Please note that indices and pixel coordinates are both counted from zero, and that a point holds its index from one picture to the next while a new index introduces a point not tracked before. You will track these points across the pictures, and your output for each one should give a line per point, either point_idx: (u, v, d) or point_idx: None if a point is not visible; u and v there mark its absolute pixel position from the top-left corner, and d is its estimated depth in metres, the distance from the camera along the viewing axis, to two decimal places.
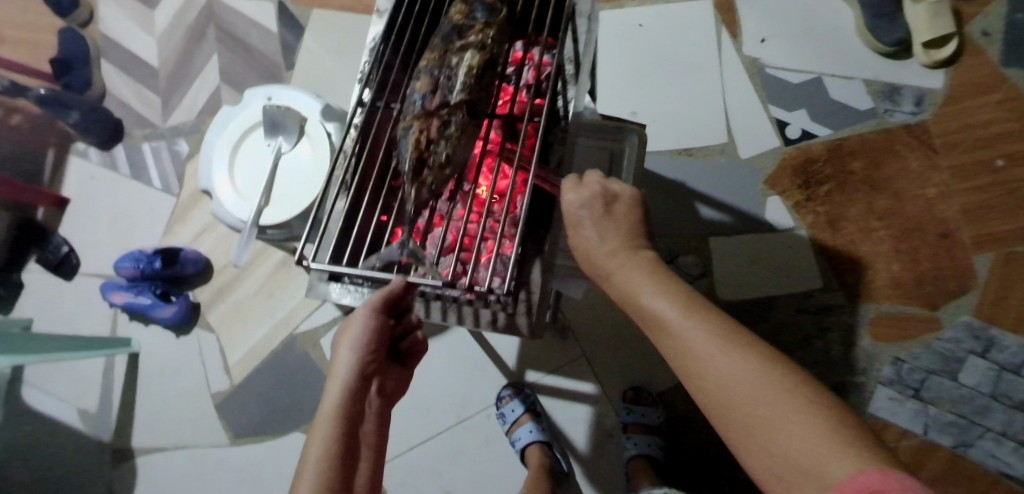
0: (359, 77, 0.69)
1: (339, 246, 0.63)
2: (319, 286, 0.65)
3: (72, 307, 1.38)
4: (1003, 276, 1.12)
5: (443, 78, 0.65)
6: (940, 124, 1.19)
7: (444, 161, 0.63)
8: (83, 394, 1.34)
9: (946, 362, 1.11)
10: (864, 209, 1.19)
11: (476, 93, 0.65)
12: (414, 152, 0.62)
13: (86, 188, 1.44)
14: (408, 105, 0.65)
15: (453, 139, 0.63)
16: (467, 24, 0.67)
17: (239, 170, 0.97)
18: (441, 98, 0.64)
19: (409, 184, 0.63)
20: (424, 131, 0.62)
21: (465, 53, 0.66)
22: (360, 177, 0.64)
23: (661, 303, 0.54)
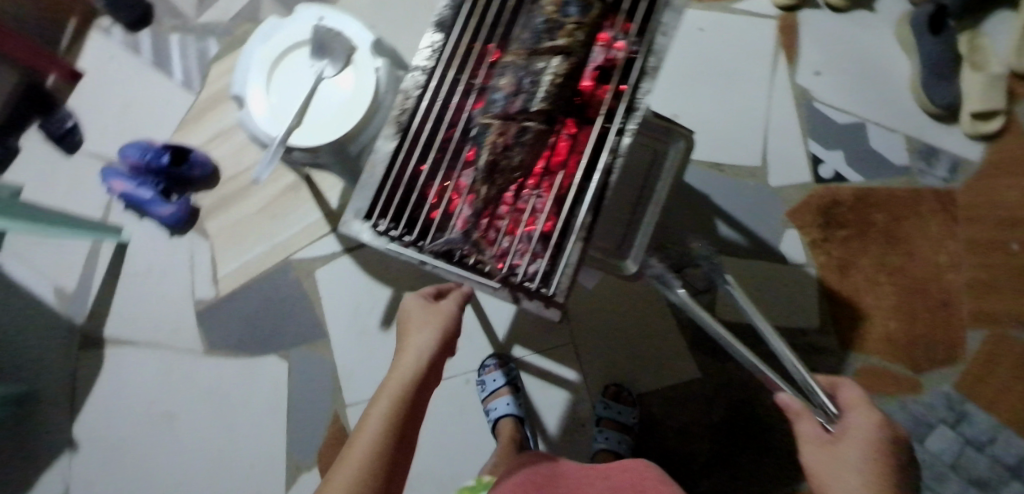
0: (434, 21, 0.66)
1: (385, 203, 0.63)
2: (354, 223, 0.63)
3: (67, 183, 1.33)
4: (990, 354, 1.15)
5: (527, 81, 0.62)
6: (967, 195, 1.20)
7: (515, 167, 0.62)
8: (61, 274, 1.31)
9: (917, 424, 1.14)
10: (875, 262, 1.20)
11: (557, 102, 0.62)
12: (489, 155, 0.61)
13: (102, 66, 1.37)
14: (488, 103, 0.62)
15: (528, 145, 0.62)
16: (559, 22, 0.63)
17: (277, 86, 0.92)
18: (522, 104, 0.61)
19: (480, 181, 0.62)
20: (502, 134, 0.61)
21: (552, 58, 0.62)
22: (417, 132, 0.64)
23: None
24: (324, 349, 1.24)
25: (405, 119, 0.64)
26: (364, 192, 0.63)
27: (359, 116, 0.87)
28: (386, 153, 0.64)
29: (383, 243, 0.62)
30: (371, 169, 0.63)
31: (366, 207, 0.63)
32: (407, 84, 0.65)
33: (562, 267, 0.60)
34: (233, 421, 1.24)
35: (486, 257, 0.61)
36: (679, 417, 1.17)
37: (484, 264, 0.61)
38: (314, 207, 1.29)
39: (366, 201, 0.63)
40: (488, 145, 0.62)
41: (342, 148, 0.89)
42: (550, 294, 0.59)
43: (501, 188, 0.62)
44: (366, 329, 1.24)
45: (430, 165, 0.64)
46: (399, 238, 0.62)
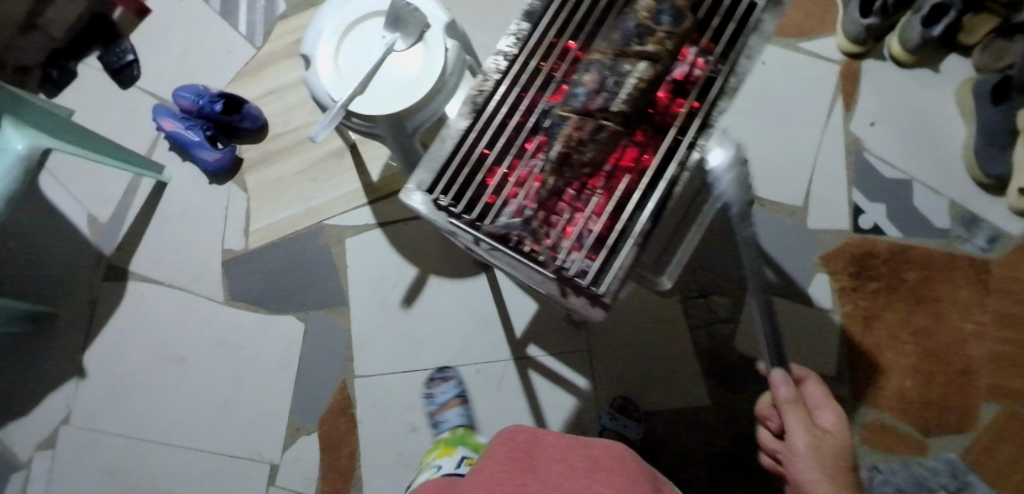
0: (523, 10, 0.67)
1: (448, 179, 0.63)
2: (416, 195, 0.63)
3: (118, 114, 1.35)
4: (1002, 429, 1.13)
5: (611, 81, 0.62)
6: (1004, 268, 1.19)
7: (585, 164, 0.61)
8: (99, 202, 1.32)
9: (918, 486, 1.13)
10: (900, 320, 1.19)
11: (637, 107, 0.61)
12: (562, 148, 0.61)
13: (170, 8, 1.40)
14: (569, 97, 0.62)
15: (601, 144, 0.61)
16: (650, 28, 0.63)
17: (346, 50, 0.92)
18: (604, 102, 0.61)
19: (549, 172, 0.61)
20: (578, 129, 0.61)
21: (638, 62, 0.62)
22: (490, 115, 0.64)
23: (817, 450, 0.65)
24: (342, 316, 1.25)
25: (480, 101, 0.65)
26: (430, 166, 0.64)
27: (421, 93, 0.87)
28: (456, 130, 0.65)
29: (442, 216, 0.63)
30: (439, 143, 0.64)
31: (430, 181, 0.63)
32: (487, 67, 0.65)
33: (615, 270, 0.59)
34: (241, 373, 1.25)
35: (541, 247, 0.61)
36: (681, 440, 1.17)
37: (539, 254, 0.60)
38: (354, 177, 1.30)
39: (432, 175, 0.64)
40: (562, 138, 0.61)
41: (400, 122, 0.90)
42: (599, 293, 0.59)
43: (567, 182, 0.62)
44: (387, 304, 1.25)
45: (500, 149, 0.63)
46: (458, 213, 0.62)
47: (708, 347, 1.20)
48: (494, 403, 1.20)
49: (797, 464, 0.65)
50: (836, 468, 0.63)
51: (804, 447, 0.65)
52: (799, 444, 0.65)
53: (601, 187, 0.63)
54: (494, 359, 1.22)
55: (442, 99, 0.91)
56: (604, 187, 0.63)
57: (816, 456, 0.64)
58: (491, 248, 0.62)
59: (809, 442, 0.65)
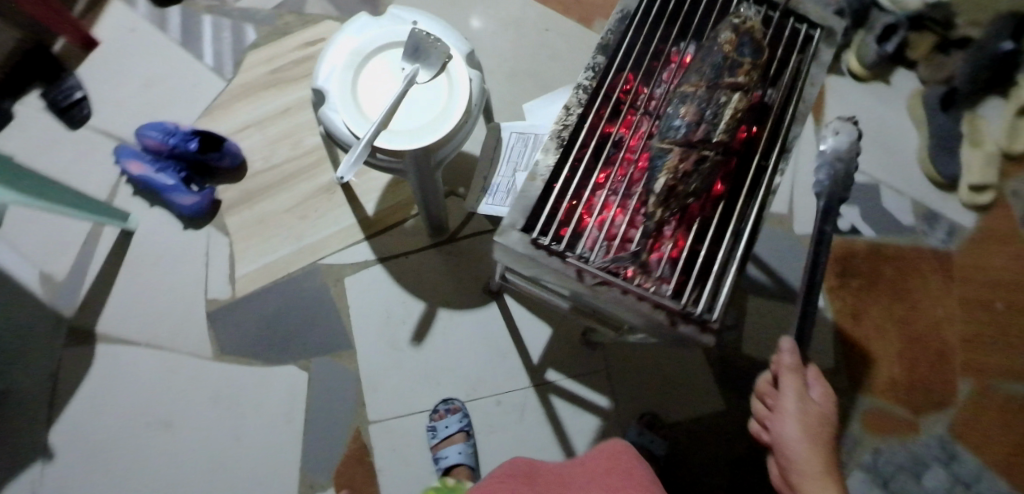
0: (598, 45, 0.76)
1: (545, 215, 0.69)
2: (511, 233, 0.67)
3: (69, 158, 1.21)
4: (979, 402, 1.25)
5: (709, 113, 0.69)
6: (962, 256, 1.33)
7: (688, 194, 0.68)
8: (54, 257, 1.18)
9: (916, 463, 1.22)
10: (883, 311, 1.29)
11: (732, 136, 0.70)
12: (669, 181, 0.67)
13: (123, 39, 1.28)
14: (669, 129, 0.69)
15: (703, 174, 0.68)
16: (735, 61, 0.70)
17: (363, 83, 0.88)
18: (704, 133, 0.68)
19: (655, 205, 0.67)
20: (681, 160, 0.67)
21: (733, 94, 0.69)
22: (580, 147, 0.72)
23: (796, 407, 0.69)
24: (349, 360, 1.18)
25: (565, 135, 0.72)
26: (523, 204, 0.69)
27: (454, 122, 0.85)
28: (545, 166, 0.71)
29: (546, 247, 0.67)
30: (532, 181, 0.70)
31: (524, 218, 0.68)
32: (570, 101, 0.73)
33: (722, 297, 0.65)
34: (239, 433, 1.13)
35: (649, 280, 0.66)
36: (704, 448, 1.19)
37: (650, 286, 0.65)
38: (349, 212, 1.25)
39: (523, 213, 0.68)
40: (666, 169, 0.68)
41: (428, 155, 0.86)
42: (712, 319, 0.64)
43: (671, 213, 0.68)
44: (396, 342, 1.19)
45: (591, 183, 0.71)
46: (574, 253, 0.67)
47: (719, 355, 1.24)
48: (517, 433, 1.17)
49: (783, 428, 0.69)
50: (820, 440, 0.67)
51: (793, 416, 0.69)
52: (789, 411, 0.69)
53: (699, 214, 0.69)
54: (513, 387, 1.19)
55: (465, 131, 0.89)
56: (703, 212, 0.70)
57: (800, 420, 0.68)
58: (598, 280, 0.65)
59: (797, 407, 0.69)
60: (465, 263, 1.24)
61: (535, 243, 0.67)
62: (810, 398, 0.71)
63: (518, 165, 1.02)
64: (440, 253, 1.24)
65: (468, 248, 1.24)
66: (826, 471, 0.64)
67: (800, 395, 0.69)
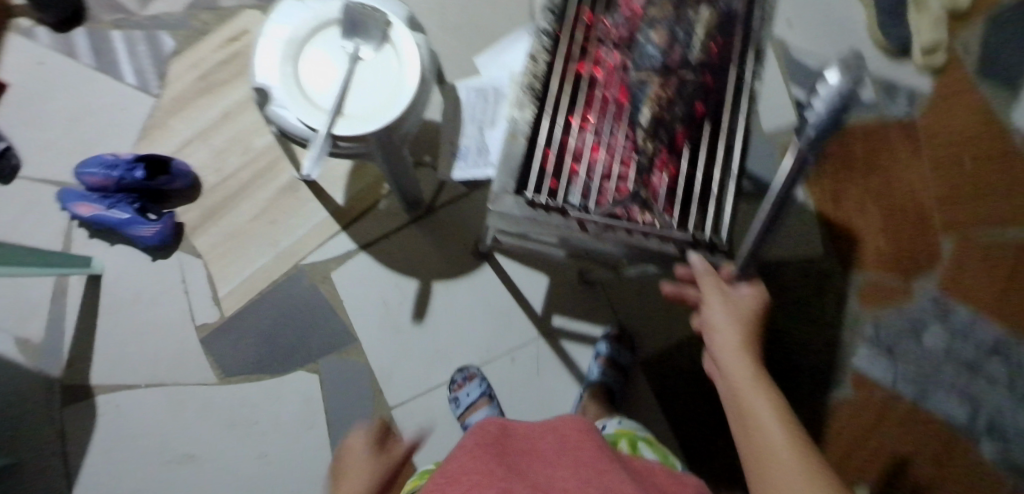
0: None
1: (535, 173, 0.68)
2: (505, 199, 0.66)
3: (11, 214, 1.14)
4: (962, 256, 1.30)
5: (680, 33, 0.72)
6: (926, 120, 1.36)
7: (676, 120, 0.70)
8: (25, 320, 1.13)
9: (913, 325, 1.27)
10: (861, 190, 1.32)
11: (708, 51, 0.72)
12: (654, 111, 0.70)
13: (32, 74, 1.19)
14: (644, 58, 0.72)
15: (687, 97, 0.70)
16: None
17: (305, 69, 0.83)
18: (681, 56, 0.71)
19: (644, 137, 0.70)
20: (663, 88, 0.70)
21: (701, 10, 0.73)
22: (553, 94, 0.71)
23: (719, 299, 0.63)
24: (356, 354, 1.16)
25: (536, 85, 0.71)
26: (509, 165, 0.68)
27: (411, 92, 0.80)
28: (523, 122, 0.69)
29: (538, 206, 0.66)
30: (513, 139, 0.68)
31: (513, 181, 0.67)
32: (534, 49, 0.72)
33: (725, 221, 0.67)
34: (264, 449, 1.12)
35: (654, 216, 0.66)
36: None
37: (657, 222, 0.66)
38: (319, 206, 1.20)
39: (511, 174, 0.67)
40: (649, 100, 0.71)
41: (391, 133, 0.81)
42: (722, 243, 0.66)
43: (661, 142, 0.70)
44: (399, 325, 1.18)
45: (573, 128, 0.71)
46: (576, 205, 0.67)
47: None
48: (538, 385, 1.18)
49: (711, 328, 0.63)
50: (747, 335, 0.61)
51: (716, 313, 0.62)
52: (715, 308, 0.63)
53: (688, 139, 0.70)
54: (523, 341, 1.20)
55: (424, 101, 0.84)
56: (691, 136, 0.70)
57: (725, 309, 0.62)
58: (602, 226, 0.64)
59: (720, 296, 0.63)
60: (449, 232, 1.22)
61: (529, 203, 0.66)
62: (735, 293, 0.64)
63: (483, 122, 0.98)
64: (422, 227, 1.21)
65: (447, 216, 1.22)
66: (749, 363, 0.58)
67: (722, 292, 0.63)
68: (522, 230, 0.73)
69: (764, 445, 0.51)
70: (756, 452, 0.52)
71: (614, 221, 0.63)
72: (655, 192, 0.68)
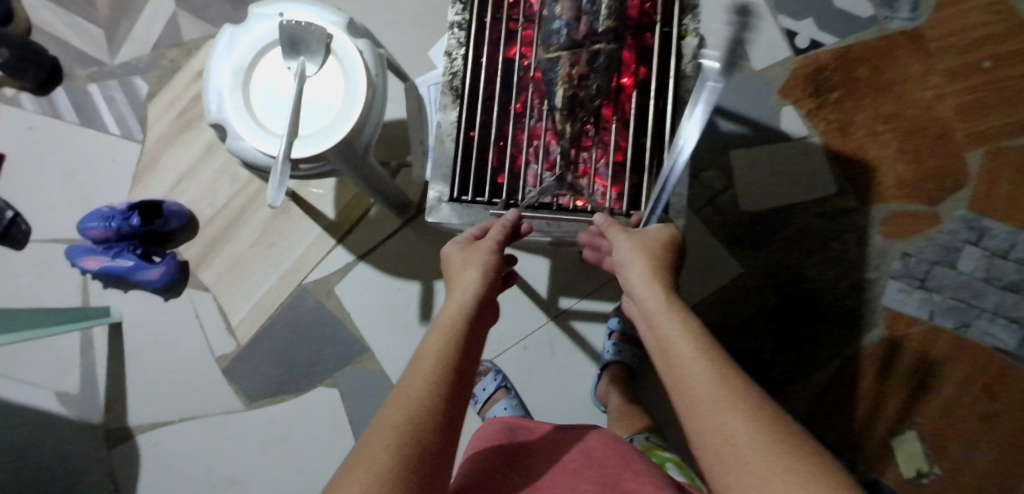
0: None
1: (468, 174, 0.74)
2: (441, 209, 0.72)
3: (30, 277, 1.19)
4: (993, 169, 1.21)
5: (586, 2, 0.69)
6: (934, 27, 1.26)
7: (594, 95, 0.71)
8: (59, 375, 1.18)
9: (947, 252, 1.19)
10: (871, 115, 1.24)
11: (618, 19, 0.70)
12: (569, 90, 0.69)
13: (24, 140, 1.23)
14: (552, 35, 0.69)
15: (601, 70, 0.70)
16: None
17: (254, 96, 0.82)
18: (588, 26, 0.69)
19: (564, 119, 0.71)
20: (575, 65, 0.69)
21: None
22: (474, 92, 0.74)
23: (627, 240, 0.63)
24: (371, 362, 1.18)
25: (459, 84, 0.74)
26: (444, 168, 0.73)
27: (362, 102, 0.79)
28: (449, 126, 0.73)
29: (472, 207, 0.72)
30: (442, 143, 0.73)
31: (448, 187, 0.72)
32: (450, 46, 0.74)
33: (648, 187, 0.71)
34: (299, 466, 1.15)
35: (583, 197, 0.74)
36: (734, 313, 1.19)
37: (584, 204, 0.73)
38: (312, 223, 1.21)
39: (445, 180, 0.72)
40: (563, 79, 0.69)
41: (351, 146, 0.80)
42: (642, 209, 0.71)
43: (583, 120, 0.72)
44: (407, 329, 1.18)
45: (507, 118, 0.74)
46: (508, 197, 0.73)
47: (719, 219, 1.22)
48: (555, 369, 1.17)
49: (624, 267, 0.63)
50: (659, 268, 0.61)
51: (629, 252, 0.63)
52: (624, 249, 0.63)
53: (613, 116, 0.74)
54: (532, 328, 1.18)
55: (378, 106, 0.83)
56: (613, 110, 0.74)
57: (635, 248, 0.62)
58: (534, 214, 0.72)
59: (630, 237, 0.64)
60: (442, 229, 1.20)
61: (460, 204, 0.72)
62: (644, 232, 0.65)
63: None
64: (414, 229, 1.21)
65: None
66: (662, 292, 0.58)
67: (631, 233, 0.64)
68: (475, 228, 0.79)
69: (681, 370, 0.52)
70: (675, 381, 0.52)
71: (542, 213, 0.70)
72: (582, 169, 0.74)
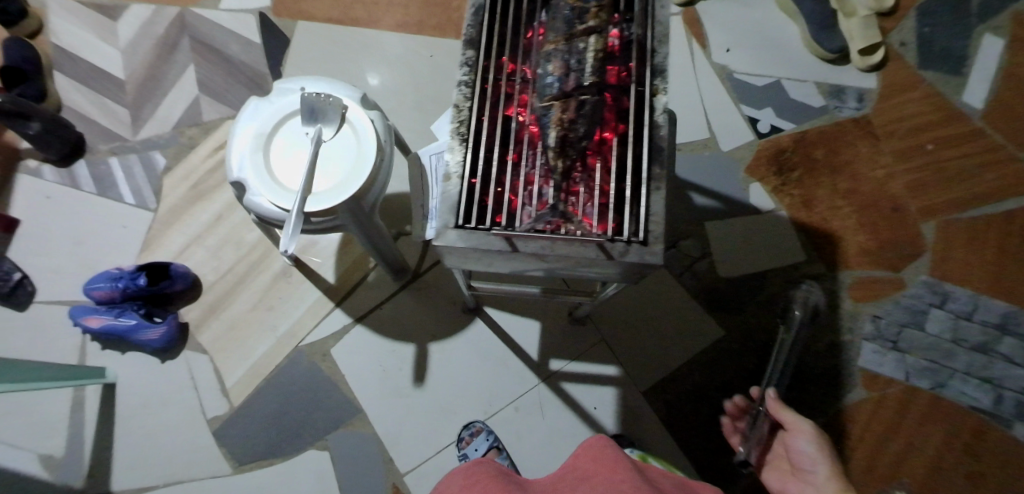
0: (463, 39, 0.66)
1: (470, 207, 0.61)
2: (447, 233, 0.59)
3: (27, 338, 1.20)
4: (946, 238, 1.32)
5: (573, 61, 0.61)
6: (879, 115, 1.42)
7: (583, 139, 0.61)
8: (42, 439, 1.16)
9: (914, 314, 1.27)
10: (830, 190, 1.36)
11: (603, 76, 0.62)
12: (558, 133, 0.60)
13: (39, 207, 1.29)
14: (541, 88, 0.61)
15: (591, 118, 0.61)
16: (583, 7, 0.63)
17: (275, 158, 0.91)
18: (576, 80, 0.61)
19: (552, 157, 0.61)
20: (565, 111, 0.60)
21: (589, 38, 0.62)
22: (473, 136, 0.63)
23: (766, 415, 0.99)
24: (364, 424, 1.18)
25: (467, 130, 0.64)
26: (447, 203, 0.61)
27: (371, 164, 0.88)
28: (455, 165, 0.63)
29: (469, 244, 0.59)
30: (447, 181, 0.61)
31: (456, 214, 0.60)
32: (454, 99, 0.64)
33: (641, 222, 0.60)
34: None
35: (574, 227, 0.60)
36: (719, 375, 1.22)
37: (577, 232, 0.60)
38: (312, 287, 1.26)
39: (451, 209, 0.60)
40: (553, 124, 0.61)
41: (359, 203, 0.89)
42: (642, 240, 0.59)
43: (571, 162, 0.62)
44: (400, 390, 1.20)
45: (499, 167, 0.64)
46: (505, 227, 0.60)
47: (698, 285, 1.28)
48: (546, 430, 1.18)
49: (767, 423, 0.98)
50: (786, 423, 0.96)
51: (811, 423, 0.90)
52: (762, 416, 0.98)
53: (598, 160, 0.63)
54: (523, 390, 1.21)
55: (385, 169, 0.93)
56: (601, 156, 0.63)
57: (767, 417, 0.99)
58: (532, 246, 0.59)
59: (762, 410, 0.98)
60: (437, 293, 1.26)
61: (463, 232, 0.60)
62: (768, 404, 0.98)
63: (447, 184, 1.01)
64: (410, 292, 1.26)
65: (432, 278, 1.27)
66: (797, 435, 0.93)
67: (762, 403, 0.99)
68: (472, 261, 0.67)
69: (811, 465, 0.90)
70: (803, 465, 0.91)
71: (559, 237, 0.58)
72: (579, 206, 0.62)
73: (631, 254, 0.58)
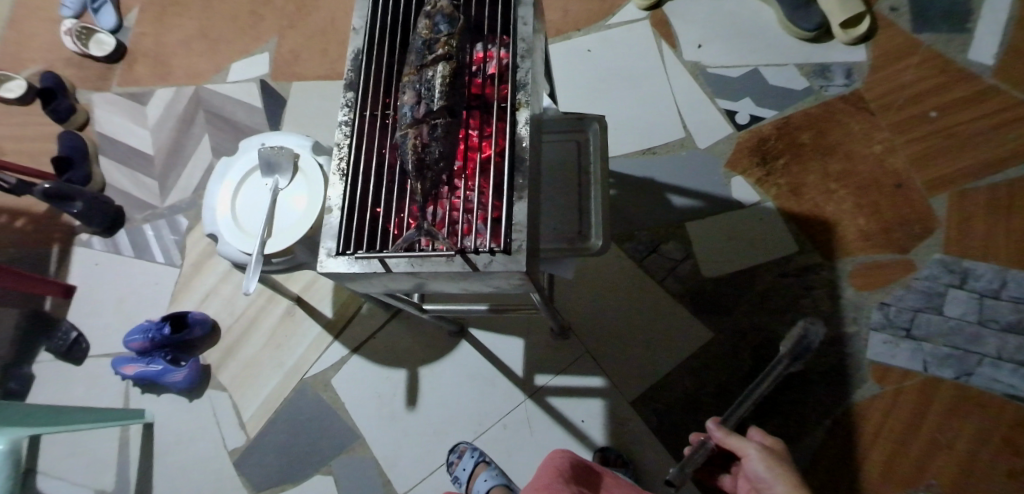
0: (344, 84, 0.72)
1: (350, 235, 0.66)
2: (329, 261, 0.64)
3: (84, 387, 1.39)
4: (961, 210, 1.20)
5: (424, 89, 0.66)
6: (871, 89, 1.33)
7: (440, 159, 0.65)
8: (97, 475, 1.32)
9: (930, 298, 1.16)
10: (821, 173, 1.28)
11: (455, 99, 0.66)
12: (413, 156, 0.65)
13: (91, 273, 1.50)
14: (400, 118, 0.67)
15: (444, 138, 0.65)
16: (435, 37, 0.68)
17: (241, 208, 1.02)
18: (426, 107, 0.66)
19: (414, 181, 0.65)
20: (418, 136, 0.65)
21: (437, 65, 0.67)
22: (356, 171, 0.68)
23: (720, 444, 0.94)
24: (364, 448, 1.25)
25: (347, 164, 0.69)
26: (331, 233, 0.66)
27: (319, 204, 0.96)
28: (338, 198, 0.67)
29: (345, 269, 0.63)
30: (329, 214, 0.67)
31: (338, 241, 0.65)
32: (336, 138, 0.70)
33: (506, 231, 0.62)
34: None
35: (441, 242, 0.64)
36: (710, 379, 1.17)
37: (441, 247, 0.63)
38: (313, 322, 1.36)
39: (335, 237, 0.65)
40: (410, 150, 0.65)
41: (312, 241, 0.97)
42: (504, 248, 0.61)
43: (435, 181, 0.66)
44: (395, 414, 1.26)
45: (378, 194, 0.68)
46: (380, 250, 0.65)
47: (683, 288, 1.25)
48: (535, 446, 1.19)
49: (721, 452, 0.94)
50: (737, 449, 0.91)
51: (755, 445, 0.87)
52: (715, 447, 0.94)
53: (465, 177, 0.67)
54: (510, 408, 1.22)
55: None
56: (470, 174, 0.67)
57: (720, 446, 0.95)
58: (400, 264, 0.62)
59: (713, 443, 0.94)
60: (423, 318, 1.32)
61: (344, 259, 0.64)
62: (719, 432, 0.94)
63: None
64: (402, 321, 1.33)
65: None
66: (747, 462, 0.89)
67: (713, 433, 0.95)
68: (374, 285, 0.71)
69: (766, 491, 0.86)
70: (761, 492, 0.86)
71: (423, 255, 0.61)
72: (449, 224, 0.65)
73: (492, 265, 0.61)
